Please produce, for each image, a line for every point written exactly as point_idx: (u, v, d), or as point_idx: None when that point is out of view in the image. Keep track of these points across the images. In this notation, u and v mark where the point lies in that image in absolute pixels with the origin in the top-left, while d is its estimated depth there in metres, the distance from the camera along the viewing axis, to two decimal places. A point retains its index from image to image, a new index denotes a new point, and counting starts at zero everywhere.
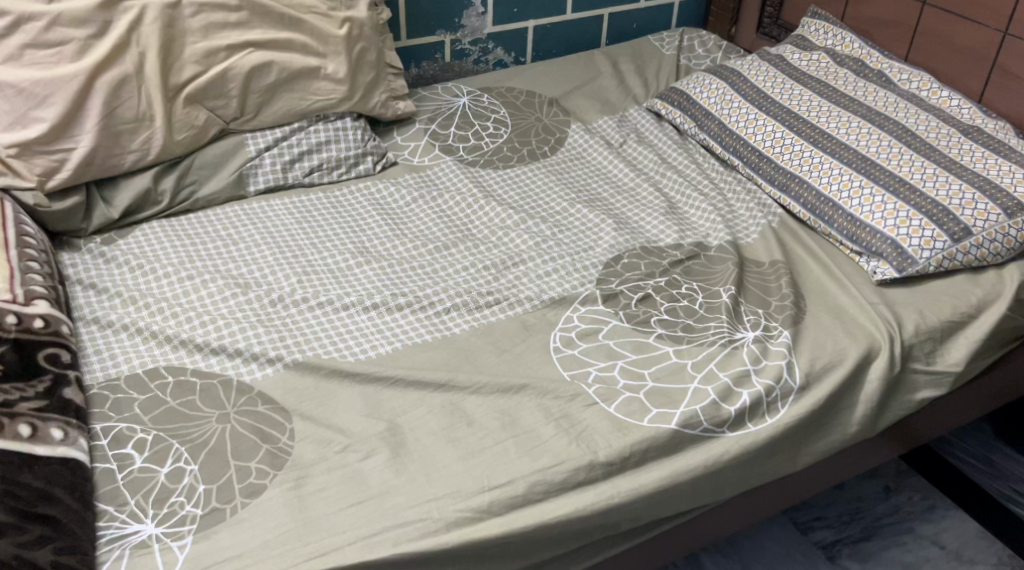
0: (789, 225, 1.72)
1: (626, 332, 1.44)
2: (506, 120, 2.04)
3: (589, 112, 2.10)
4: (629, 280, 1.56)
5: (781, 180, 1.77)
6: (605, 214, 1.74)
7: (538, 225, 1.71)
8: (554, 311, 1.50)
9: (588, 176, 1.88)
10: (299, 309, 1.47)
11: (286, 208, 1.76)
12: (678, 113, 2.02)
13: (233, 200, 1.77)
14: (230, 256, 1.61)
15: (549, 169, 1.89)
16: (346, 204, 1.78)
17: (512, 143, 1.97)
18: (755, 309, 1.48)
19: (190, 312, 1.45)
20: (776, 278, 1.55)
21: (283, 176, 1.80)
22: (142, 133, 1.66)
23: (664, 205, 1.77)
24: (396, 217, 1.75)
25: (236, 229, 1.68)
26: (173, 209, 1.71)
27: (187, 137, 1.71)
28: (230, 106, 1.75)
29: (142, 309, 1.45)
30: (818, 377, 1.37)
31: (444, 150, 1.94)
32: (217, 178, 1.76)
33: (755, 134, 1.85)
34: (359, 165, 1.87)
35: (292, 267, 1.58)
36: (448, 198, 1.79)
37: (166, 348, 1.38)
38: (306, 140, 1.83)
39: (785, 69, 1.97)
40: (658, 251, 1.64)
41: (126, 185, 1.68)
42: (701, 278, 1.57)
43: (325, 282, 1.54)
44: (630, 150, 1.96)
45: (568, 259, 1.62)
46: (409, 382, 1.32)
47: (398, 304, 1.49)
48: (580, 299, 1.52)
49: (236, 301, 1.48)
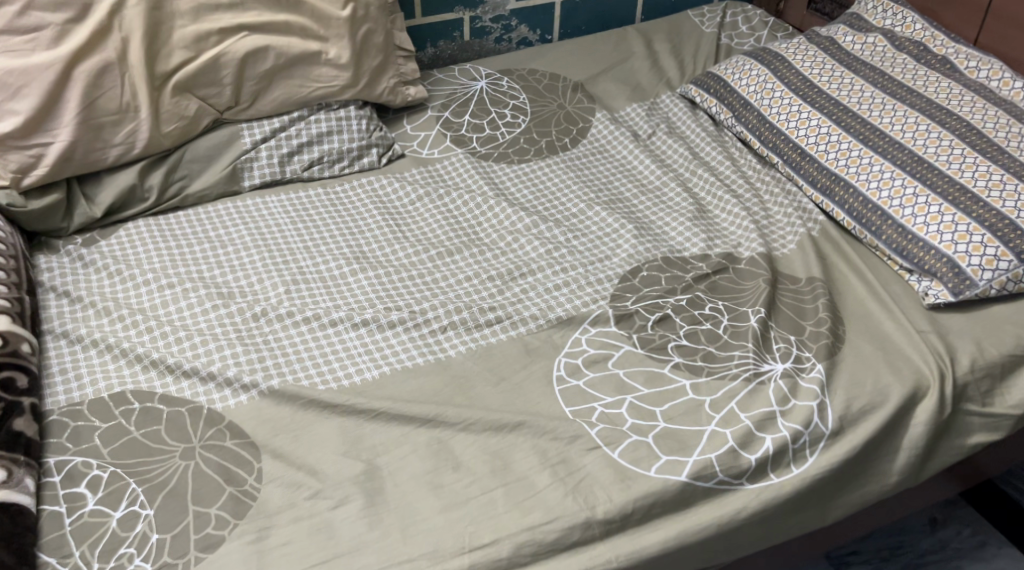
0: (830, 234, 1.55)
1: (639, 360, 1.30)
2: (526, 107, 1.88)
3: (617, 97, 1.93)
4: (646, 298, 1.41)
5: (824, 182, 1.59)
6: (626, 218, 1.59)
7: (551, 229, 1.57)
8: (561, 332, 1.36)
9: (610, 173, 1.72)
10: (283, 325, 1.36)
11: (281, 206, 1.64)
12: (714, 102, 1.84)
13: (227, 196, 1.64)
14: (215, 260, 1.49)
15: (568, 164, 1.74)
16: (346, 202, 1.65)
17: (530, 134, 1.81)
18: (787, 337, 1.33)
19: (165, 326, 1.33)
20: (812, 299, 1.39)
21: (280, 171, 1.67)
22: (125, 126, 1.54)
23: (691, 207, 1.60)
24: (398, 218, 1.62)
25: (227, 230, 1.57)
26: (162, 206, 1.59)
27: (176, 128, 1.59)
28: (224, 95, 1.62)
29: (115, 321, 1.34)
30: (854, 421, 1.21)
31: (455, 141, 1.79)
32: (209, 173, 1.63)
33: (798, 129, 1.67)
34: (363, 158, 1.73)
35: (282, 274, 1.46)
36: (456, 197, 1.65)
37: (136, 369, 1.27)
38: (306, 131, 1.70)
39: (836, 54, 1.78)
40: (681, 263, 1.49)
41: (110, 181, 1.56)
42: (728, 297, 1.41)
43: (316, 293, 1.42)
44: (658, 143, 1.80)
45: (582, 271, 1.48)
46: (394, 416, 1.20)
47: (390, 320, 1.37)
48: (589, 319, 1.37)
49: (216, 314, 1.37)
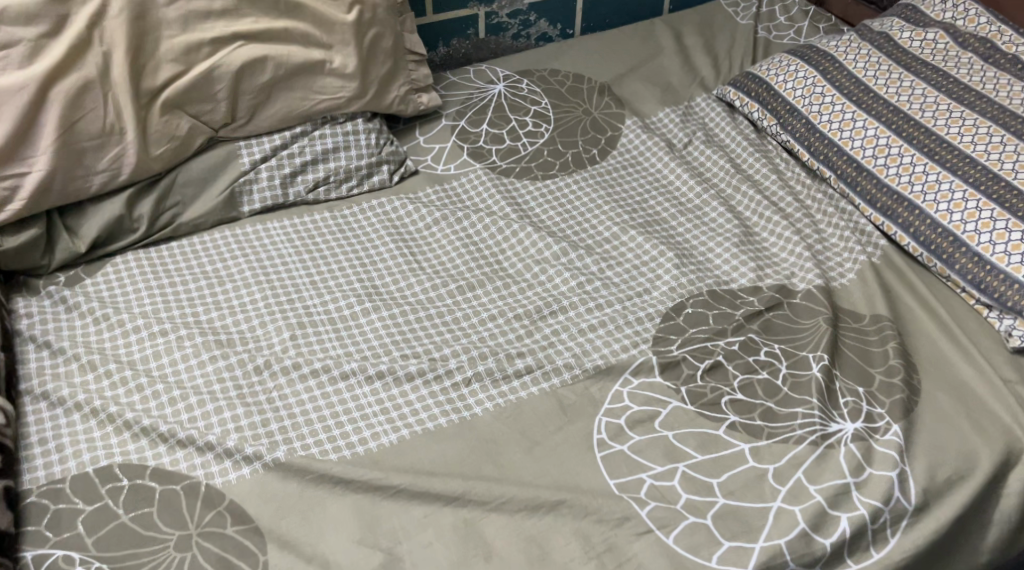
0: (894, 262, 1.39)
1: (689, 419, 1.16)
2: (548, 114, 1.72)
3: (648, 99, 1.77)
4: (692, 341, 1.26)
5: (885, 201, 1.44)
6: (666, 244, 1.43)
7: (582, 258, 1.42)
8: (599, 384, 1.22)
9: (644, 190, 1.56)
10: (289, 380, 1.21)
11: (284, 233, 1.48)
12: (755, 106, 1.67)
13: (224, 223, 1.49)
14: (212, 301, 1.34)
15: (597, 180, 1.58)
16: (355, 228, 1.50)
17: (554, 145, 1.65)
18: (854, 389, 1.18)
19: (158, 384, 1.19)
20: (880, 342, 1.24)
21: (282, 193, 1.52)
22: (110, 150, 1.38)
23: (738, 231, 1.45)
24: (414, 246, 1.47)
25: (225, 264, 1.41)
26: (153, 236, 1.44)
27: (167, 150, 1.43)
28: (218, 111, 1.47)
29: (101, 379, 1.20)
30: (940, 493, 1.07)
31: (473, 154, 1.64)
32: (204, 198, 1.48)
33: (853, 139, 1.51)
34: (373, 176, 1.58)
35: (286, 316, 1.31)
36: (476, 221, 1.50)
37: (125, 438, 1.12)
38: (310, 148, 1.54)
39: (891, 53, 1.61)
40: (729, 297, 1.34)
41: (94, 211, 1.40)
42: (784, 339, 1.27)
43: (325, 340, 1.28)
44: (695, 154, 1.64)
45: (619, 308, 1.33)
46: (415, 493, 1.07)
47: (408, 372, 1.22)
48: (631, 369, 1.23)
49: (214, 368, 1.22)
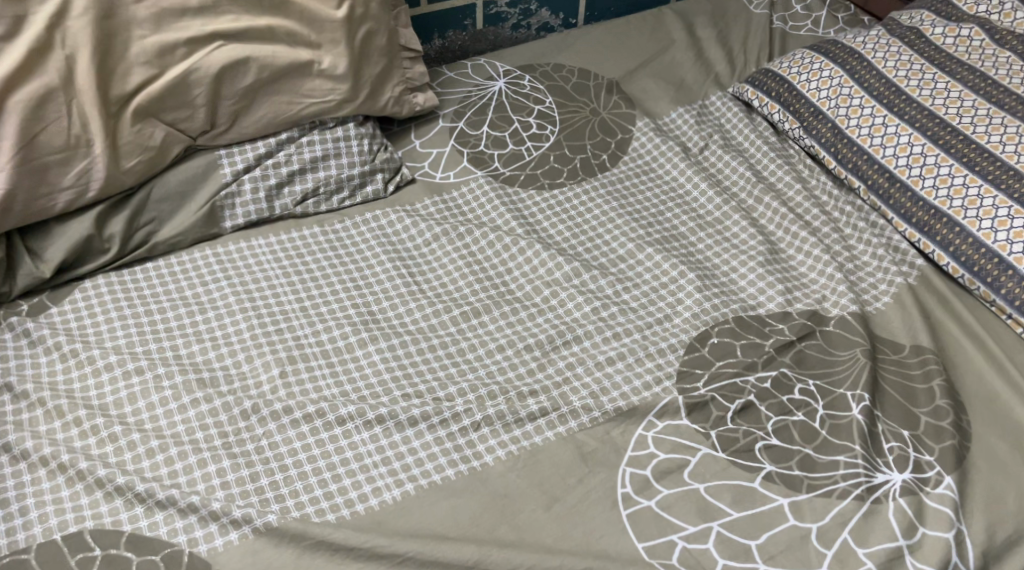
0: (934, 284, 1.28)
1: (721, 469, 1.06)
2: (553, 114, 1.60)
3: (660, 97, 1.65)
4: (721, 377, 1.16)
5: (922, 216, 1.33)
6: (686, 263, 1.32)
7: (596, 279, 1.30)
8: (620, 427, 1.11)
9: (660, 200, 1.45)
10: (279, 426, 1.10)
11: (270, 252, 1.36)
12: (777, 107, 1.55)
13: (205, 240, 1.36)
14: (192, 332, 1.23)
15: (609, 190, 1.46)
16: (348, 245, 1.38)
17: (561, 149, 1.53)
18: (898, 432, 1.09)
19: (134, 433, 1.08)
20: (924, 378, 1.15)
21: (267, 207, 1.39)
22: (76, 164, 1.25)
23: (763, 248, 1.34)
24: (412, 265, 1.35)
25: (206, 288, 1.30)
26: (126, 257, 1.31)
27: (140, 162, 1.30)
28: (197, 118, 1.34)
29: (69, 428, 1.09)
30: (998, 556, 1.00)
31: (474, 160, 1.52)
32: (183, 213, 1.35)
33: (885, 147, 1.40)
34: (366, 186, 1.45)
35: (274, 352, 1.20)
36: (479, 237, 1.38)
37: (97, 498, 1.02)
38: (297, 156, 1.41)
39: (923, 51, 1.49)
40: (757, 324, 1.23)
41: (60, 230, 1.28)
42: (820, 374, 1.16)
43: (319, 379, 1.17)
44: (711, 159, 1.52)
45: (639, 338, 1.22)
46: (425, 562, 0.98)
47: (410, 417, 1.11)
48: (655, 410, 1.12)
49: (195, 413, 1.11)
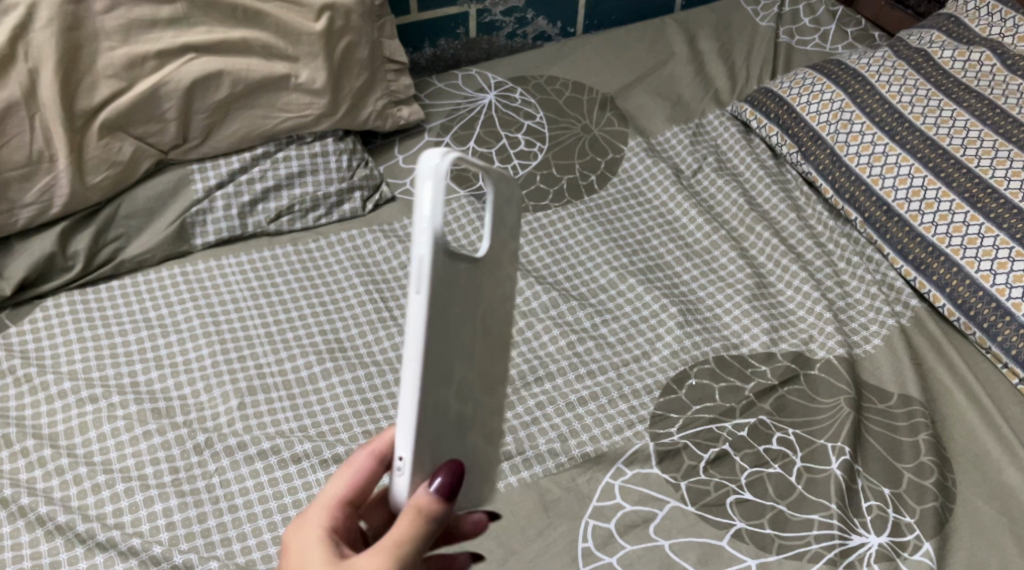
0: (928, 328, 1.22)
1: (689, 524, 1.02)
2: (543, 130, 1.51)
3: (654, 115, 1.54)
4: (695, 424, 1.10)
5: (919, 253, 1.26)
6: (670, 297, 1.25)
7: (574, 311, 1.23)
8: (587, 474, 1.07)
9: (646, 226, 1.37)
10: (232, 461, 1.11)
11: (240, 272, 1.33)
12: (775, 129, 1.45)
13: (174, 258, 1.33)
14: (153, 357, 1.22)
15: (594, 215, 1.38)
16: (321, 265, 1.34)
17: (548, 168, 1.45)
18: (879, 490, 1.04)
19: (81, 466, 1.10)
20: (910, 432, 1.09)
21: (240, 224, 1.36)
22: (39, 179, 1.23)
23: (751, 281, 1.26)
24: (385, 289, 1.31)
25: (170, 310, 1.27)
26: (91, 274, 1.29)
27: (107, 177, 1.27)
28: (168, 132, 1.30)
29: (17, 458, 1.11)
30: None
31: (456, 178, 1.45)
32: (152, 229, 1.33)
33: (884, 177, 1.32)
34: (344, 204, 1.41)
35: (235, 381, 1.19)
36: None
37: (38, 536, 1.04)
38: (272, 172, 1.37)
39: (931, 75, 1.39)
40: (739, 367, 1.16)
41: (23, 248, 1.26)
42: (801, 423, 1.10)
43: (278, 414, 1.16)
44: (704, 184, 1.43)
45: (614, 377, 1.15)
46: None
47: None
48: (624, 458, 1.08)
49: (148, 445, 1.12)
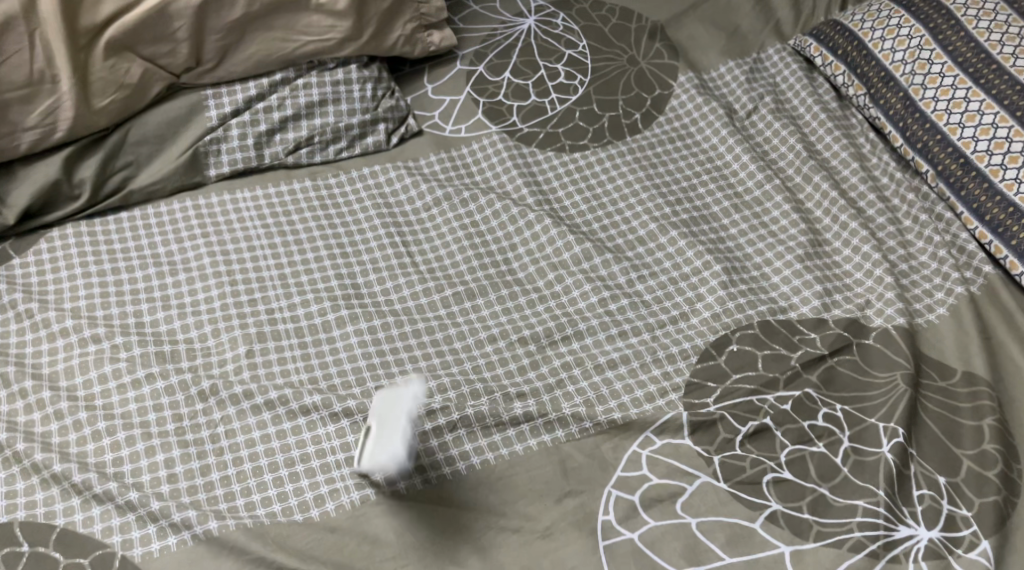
0: (1000, 297, 1.10)
1: (722, 503, 0.93)
2: (585, 61, 1.38)
3: (708, 48, 1.40)
4: (733, 395, 1.00)
5: (997, 214, 1.13)
6: (715, 253, 1.14)
7: (608, 266, 1.14)
8: (612, 444, 0.98)
9: (691, 172, 1.26)
10: (238, 411, 1.03)
11: (255, 207, 1.24)
12: (842, 69, 1.31)
13: (186, 189, 1.25)
14: (160, 297, 1.15)
15: (635, 157, 1.27)
16: (339, 203, 1.25)
17: (589, 104, 1.33)
18: (933, 478, 0.95)
19: (80, 412, 1.03)
20: (973, 415, 0.99)
21: (256, 156, 1.27)
22: (40, 103, 1.15)
23: (805, 238, 1.15)
24: (406, 231, 1.22)
25: (180, 246, 1.20)
26: (99, 204, 1.21)
27: (116, 101, 1.19)
28: (179, 54, 1.22)
29: (15, 399, 1.04)
30: None
31: (489, 113, 1.34)
32: (162, 158, 1.24)
33: (963, 126, 1.18)
34: (367, 137, 1.31)
35: (244, 327, 1.11)
36: (483, 205, 1.23)
37: (33, 484, 0.98)
38: (291, 101, 1.27)
39: None
40: (786, 332, 1.06)
41: (25, 173, 1.18)
42: (850, 398, 1.00)
43: (289, 362, 1.07)
44: (759, 126, 1.30)
45: (648, 339, 1.06)
46: None
47: None
48: (654, 427, 0.99)
49: (151, 389, 1.05)
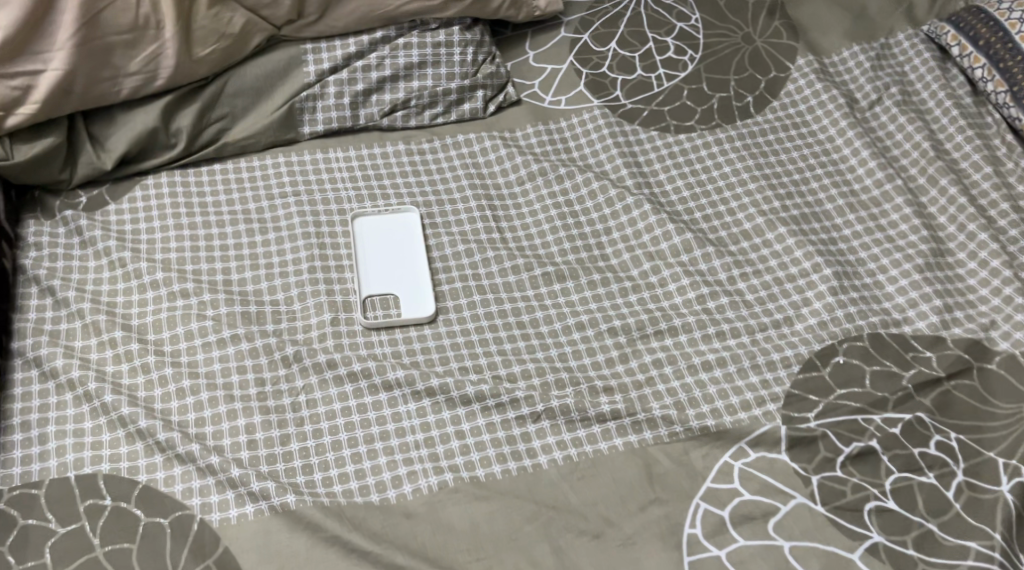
0: None
1: (818, 527, 0.88)
2: (697, 35, 1.31)
3: (830, 30, 1.31)
4: (838, 412, 0.94)
5: None
6: (825, 255, 1.07)
7: (709, 259, 1.08)
8: (704, 451, 0.94)
9: (804, 163, 1.19)
10: (321, 381, 1.01)
11: (347, 169, 1.21)
12: (983, 62, 1.21)
13: (279, 146, 1.22)
14: (248, 256, 1.13)
15: (745, 144, 1.20)
16: (431, 170, 1.21)
17: (698, 83, 1.26)
18: None
19: (167, 367, 1.02)
20: None
21: (351, 116, 1.23)
22: (143, 48, 1.13)
23: (925, 247, 1.08)
24: (498, 205, 1.18)
25: (271, 204, 1.17)
26: (193, 156, 1.19)
27: (216, 51, 1.17)
28: (282, 6, 1.18)
29: (105, 348, 1.04)
30: None
31: (592, 85, 1.28)
32: (258, 112, 1.21)
33: None
34: (464, 103, 1.27)
35: (331, 294, 1.09)
36: (581, 183, 1.18)
37: (119, 437, 0.97)
38: (390, 60, 1.24)
39: None
40: (898, 348, 0.99)
41: (123, 119, 1.16)
42: (967, 427, 0.94)
43: (373, 335, 1.05)
44: (881, 119, 1.22)
45: (748, 342, 1.01)
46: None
47: (464, 395, 0.98)
48: (749, 438, 0.94)
49: (236, 350, 1.04)
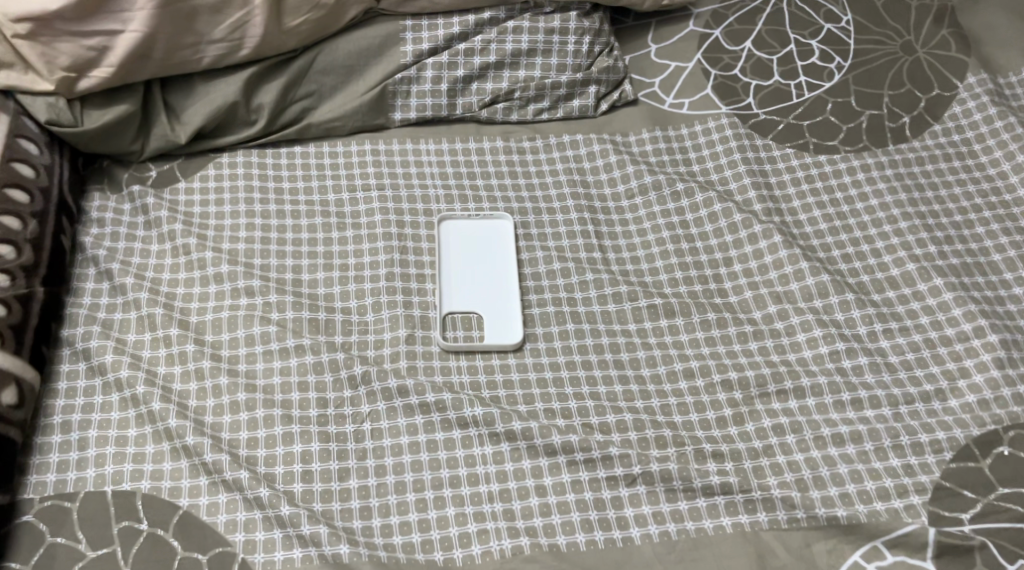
0: None
1: None
2: (846, 40, 1.13)
3: (1008, 44, 1.13)
4: (1002, 519, 0.82)
5: None
6: (990, 319, 0.92)
7: (848, 309, 0.94)
8: (827, 544, 0.81)
9: (966, 202, 1.02)
10: (390, 409, 0.89)
11: (437, 163, 1.09)
12: None
13: (367, 131, 1.11)
14: (320, 254, 1.01)
15: (897, 173, 1.04)
16: (529, 172, 1.08)
17: (845, 96, 1.09)
18: None
19: (222, 376, 0.91)
20: None
21: (447, 105, 1.11)
22: (230, 13, 1.01)
23: None
24: (603, 219, 1.04)
25: (352, 197, 1.05)
26: (273, 135, 1.08)
27: (307, 23, 1.05)
28: None
29: (158, 346, 0.93)
30: None
31: (720, 89, 1.12)
32: (347, 91, 1.09)
33: None
34: (573, 99, 1.12)
35: (409, 306, 0.96)
36: (699, 203, 1.03)
37: (163, 451, 0.87)
38: (496, 45, 1.10)
39: None
40: None
41: (202, 90, 1.05)
42: None
43: (451, 360, 0.92)
44: None
45: (890, 418, 0.87)
46: None
47: (549, 445, 0.86)
48: (887, 537, 0.81)
49: (299, 364, 0.92)
